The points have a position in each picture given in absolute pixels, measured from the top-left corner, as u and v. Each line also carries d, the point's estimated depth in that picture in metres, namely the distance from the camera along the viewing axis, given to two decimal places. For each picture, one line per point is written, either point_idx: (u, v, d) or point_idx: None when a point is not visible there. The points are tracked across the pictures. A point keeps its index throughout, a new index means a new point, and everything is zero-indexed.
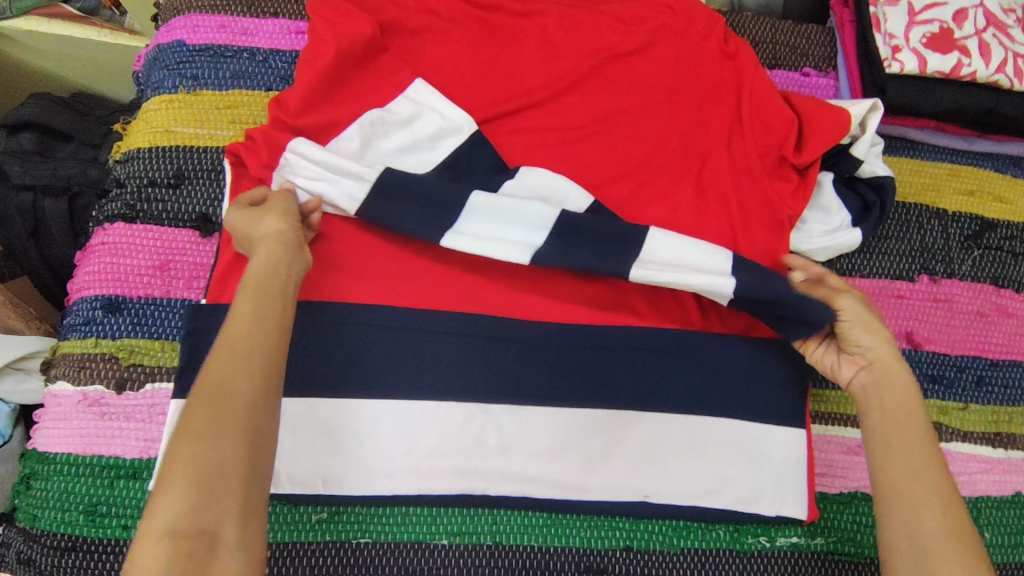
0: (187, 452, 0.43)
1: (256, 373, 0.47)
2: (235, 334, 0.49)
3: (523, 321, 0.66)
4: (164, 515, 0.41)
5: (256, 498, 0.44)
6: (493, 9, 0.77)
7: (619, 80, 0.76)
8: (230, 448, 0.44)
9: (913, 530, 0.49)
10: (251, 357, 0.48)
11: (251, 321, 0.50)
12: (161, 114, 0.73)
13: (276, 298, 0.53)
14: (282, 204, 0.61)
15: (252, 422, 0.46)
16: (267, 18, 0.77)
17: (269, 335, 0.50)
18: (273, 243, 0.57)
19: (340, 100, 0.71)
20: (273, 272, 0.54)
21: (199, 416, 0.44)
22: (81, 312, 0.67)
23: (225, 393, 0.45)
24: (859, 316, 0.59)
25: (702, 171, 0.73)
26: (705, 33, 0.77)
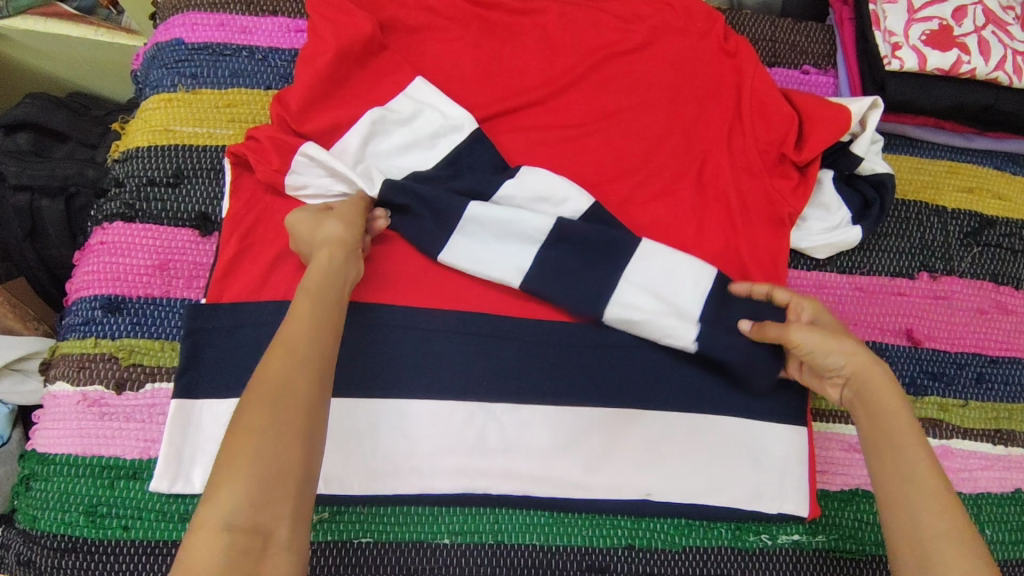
0: (250, 447, 0.44)
1: (312, 378, 0.49)
2: (293, 335, 0.51)
3: (524, 320, 0.67)
4: (220, 512, 0.42)
5: (309, 496, 0.46)
6: (493, 7, 0.77)
7: (618, 78, 0.76)
8: (291, 445, 0.45)
9: (915, 529, 0.48)
10: (306, 358, 0.50)
11: (309, 323, 0.52)
12: (160, 113, 0.72)
13: (330, 304, 0.54)
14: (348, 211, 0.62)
15: (311, 424, 0.47)
16: (266, 16, 0.77)
17: (320, 337, 0.52)
18: (340, 247, 0.59)
19: (341, 99, 0.71)
20: (331, 281, 0.56)
21: (260, 411, 0.46)
22: (81, 312, 0.66)
23: (283, 393, 0.47)
24: (816, 345, 0.57)
25: (702, 169, 0.73)
26: (705, 30, 0.77)
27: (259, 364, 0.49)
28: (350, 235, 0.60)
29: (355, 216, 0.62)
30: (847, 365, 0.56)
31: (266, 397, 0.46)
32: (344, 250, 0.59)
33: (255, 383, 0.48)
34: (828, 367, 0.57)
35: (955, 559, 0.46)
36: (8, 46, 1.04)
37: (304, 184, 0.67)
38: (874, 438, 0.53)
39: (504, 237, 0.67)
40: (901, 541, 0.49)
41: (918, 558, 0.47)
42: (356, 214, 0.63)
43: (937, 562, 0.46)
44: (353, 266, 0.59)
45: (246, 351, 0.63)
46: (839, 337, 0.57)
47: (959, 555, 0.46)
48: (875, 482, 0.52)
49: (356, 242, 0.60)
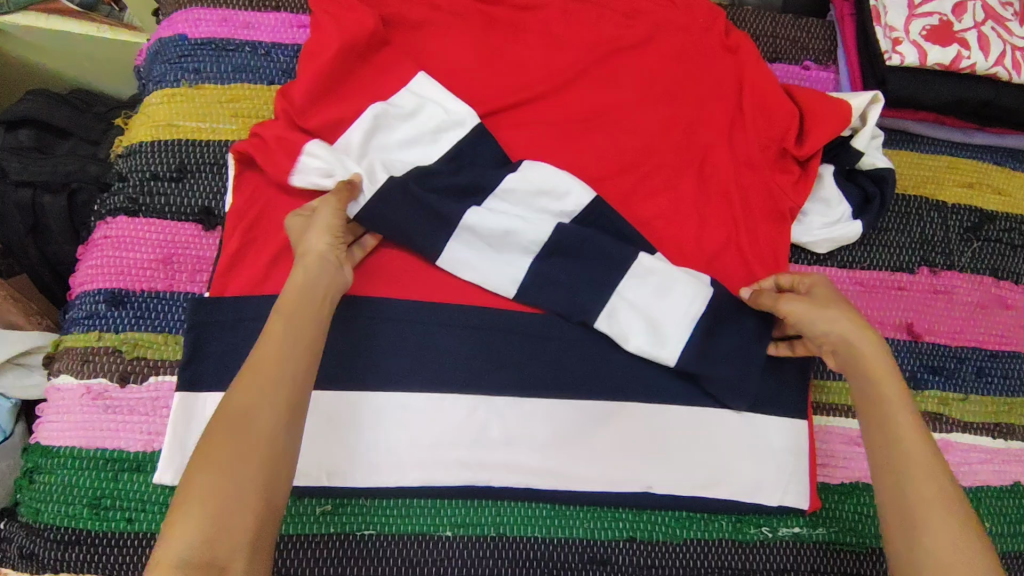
0: (209, 478, 0.46)
1: (282, 403, 0.51)
2: (264, 360, 0.52)
3: (525, 314, 0.67)
4: (177, 549, 0.44)
5: (267, 531, 0.47)
6: (495, 3, 0.78)
7: (619, 74, 0.77)
8: (251, 474, 0.47)
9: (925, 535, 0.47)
10: (277, 385, 0.51)
11: (282, 346, 0.53)
12: (163, 108, 0.72)
13: (305, 324, 0.55)
14: (330, 218, 0.62)
15: (276, 447, 0.49)
16: (269, 11, 0.77)
17: (296, 360, 0.53)
18: (313, 257, 0.59)
19: (344, 95, 0.72)
20: (307, 296, 0.57)
21: (222, 443, 0.48)
22: (85, 307, 0.67)
23: (247, 425, 0.49)
24: (805, 312, 0.57)
25: (704, 164, 0.73)
26: (706, 27, 0.78)
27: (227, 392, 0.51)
28: (327, 247, 0.60)
29: (335, 222, 0.61)
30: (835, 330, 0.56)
31: (229, 429, 0.49)
32: (318, 265, 0.59)
33: (220, 413, 0.50)
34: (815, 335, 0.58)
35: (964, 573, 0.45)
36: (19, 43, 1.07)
37: (310, 181, 0.67)
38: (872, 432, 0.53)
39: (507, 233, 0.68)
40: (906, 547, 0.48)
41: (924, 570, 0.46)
42: (334, 214, 0.62)
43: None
44: (333, 278, 0.60)
45: (248, 344, 0.63)
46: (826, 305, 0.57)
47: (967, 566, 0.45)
48: (872, 469, 0.52)
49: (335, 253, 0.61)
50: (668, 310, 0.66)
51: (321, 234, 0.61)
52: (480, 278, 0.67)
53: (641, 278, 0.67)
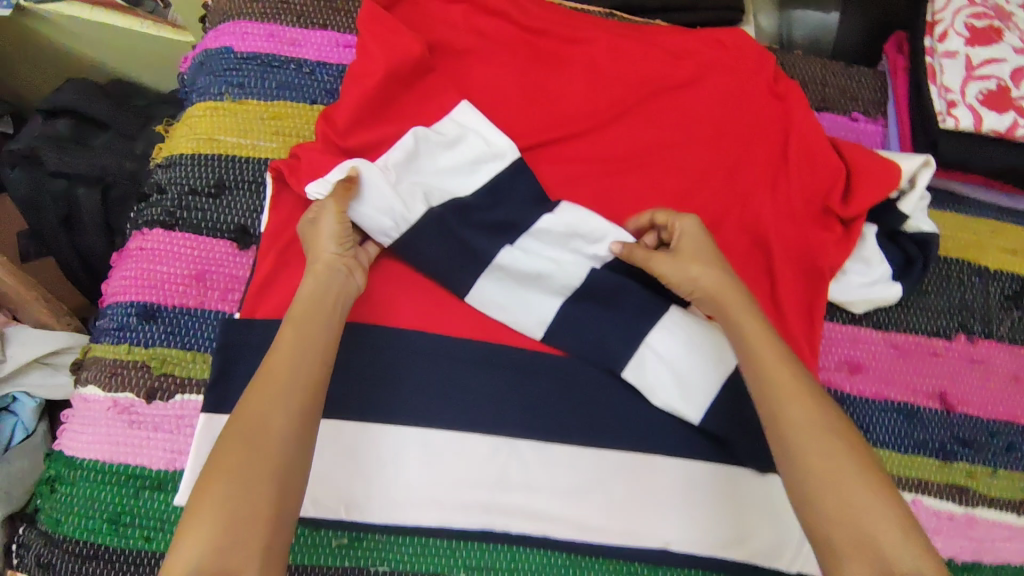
0: (222, 486, 0.48)
1: (294, 409, 0.53)
2: (275, 365, 0.54)
3: (553, 358, 0.67)
4: (192, 554, 0.46)
5: (280, 534, 0.49)
6: (543, 35, 0.77)
7: (664, 114, 0.75)
8: (261, 482, 0.49)
9: (857, 528, 0.49)
10: (287, 390, 0.53)
11: (292, 353, 0.55)
12: (206, 121, 0.72)
13: (315, 330, 0.57)
14: (336, 222, 0.62)
15: (287, 452, 0.51)
16: (315, 29, 0.77)
17: (305, 363, 0.55)
18: (323, 267, 0.61)
19: (386, 122, 0.72)
20: (317, 306, 0.59)
21: (233, 451, 0.50)
22: (117, 318, 0.67)
23: (259, 431, 0.51)
24: (676, 266, 0.64)
25: (744, 212, 0.72)
26: (756, 71, 0.76)
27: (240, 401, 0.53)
28: (337, 256, 0.61)
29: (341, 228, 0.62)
30: (703, 278, 0.62)
31: (241, 436, 0.51)
32: (329, 274, 0.60)
33: (233, 420, 0.52)
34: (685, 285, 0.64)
35: (899, 550, 0.48)
36: (68, 35, 1.09)
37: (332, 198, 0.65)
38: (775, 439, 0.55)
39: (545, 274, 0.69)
40: (846, 555, 0.48)
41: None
42: (338, 221, 0.62)
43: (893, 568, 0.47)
44: (344, 288, 0.61)
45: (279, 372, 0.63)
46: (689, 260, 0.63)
47: (900, 541, 0.48)
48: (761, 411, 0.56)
49: (344, 260, 0.62)
50: (691, 370, 0.66)
51: (327, 239, 0.62)
52: (510, 318, 0.68)
53: (668, 334, 0.67)
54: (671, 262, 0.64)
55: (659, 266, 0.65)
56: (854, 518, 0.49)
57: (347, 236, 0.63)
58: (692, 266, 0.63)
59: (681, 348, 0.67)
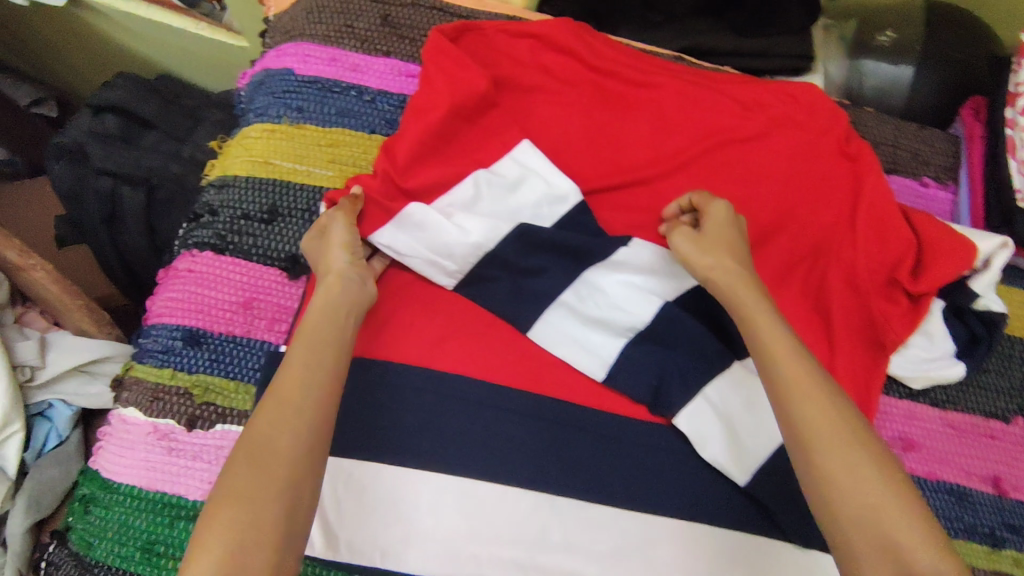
0: (230, 507, 0.46)
1: (307, 429, 0.51)
2: (286, 381, 0.53)
3: (601, 414, 0.66)
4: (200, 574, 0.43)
5: (289, 555, 0.46)
6: (610, 75, 0.76)
7: (731, 166, 0.74)
8: (273, 504, 0.47)
9: (879, 532, 0.45)
10: (299, 405, 0.51)
11: (302, 368, 0.54)
12: (262, 144, 0.71)
13: (329, 345, 0.56)
14: (344, 232, 0.64)
15: (299, 473, 0.49)
16: (379, 56, 0.75)
17: (317, 379, 0.54)
18: (337, 276, 0.62)
19: (450, 154, 0.72)
20: (330, 319, 0.58)
21: (244, 470, 0.48)
22: (161, 340, 0.66)
23: (269, 450, 0.49)
24: (694, 247, 0.63)
25: (809, 273, 0.70)
26: (827, 128, 0.75)
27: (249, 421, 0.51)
28: (348, 265, 0.63)
29: (349, 237, 0.64)
30: (716, 266, 0.61)
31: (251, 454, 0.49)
32: (342, 284, 0.61)
33: (242, 440, 0.50)
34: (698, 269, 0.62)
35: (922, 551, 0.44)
36: (129, 33, 1.10)
37: (393, 240, 0.67)
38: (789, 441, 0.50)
39: (599, 326, 0.68)
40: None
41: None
42: (347, 230, 0.64)
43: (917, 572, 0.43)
44: (358, 295, 0.62)
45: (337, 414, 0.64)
46: (709, 247, 0.62)
47: (923, 544, 0.44)
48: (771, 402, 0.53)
49: (355, 269, 0.63)
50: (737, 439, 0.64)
51: (337, 251, 0.63)
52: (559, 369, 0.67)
53: (717, 399, 0.66)
54: (691, 247, 0.63)
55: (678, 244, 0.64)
56: (876, 522, 0.45)
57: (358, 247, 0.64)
58: (710, 253, 0.62)
59: (729, 416, 0.65)
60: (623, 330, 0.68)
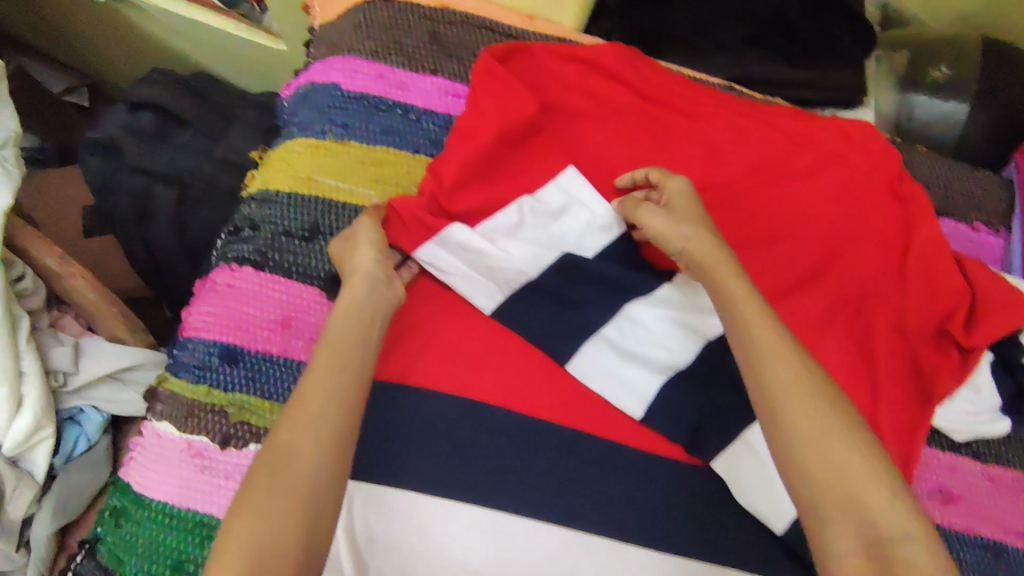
0: (247, 521, 0.46)
1: (328, 441, 0.50)
2: (308, 390, 0.52)
3: (638, 451, 0.65)
4: None
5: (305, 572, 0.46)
6: (658, 103, 0.75)
7: (780, 202, 0.72)
8: (289, 518, 0.46)
9: (847, 494, 0.46)
10: (319, 415, 0.51)
11: (325, 375, 0.53)
12: (306, 159, 0.71)
13: (353, 351, 0.55)
14: (373, 232, 0.64)
15: (317, 487, 0.48)
16: (426, 74, 0.75)
17: (340, 387, 0.53)
18: (362, 275, 0.60)
19: (494, 179, 0.71)
20: (354, 322, 0.57)
21: (261, 483, 0.47)
22: (196, 355, 0.66)
23: (288, 463, 0.48)
24: (665, 223, 0.61)
25: (857, 317, 0.68)
26: (878, 167, 0.73)
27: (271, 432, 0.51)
28: (376, 263, 0.61)
29: (379, 239, 0.63)
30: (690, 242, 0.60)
31: (269, 468, 0.48)
32: (369, 283, 0.60)
33: (263, 452, 0.50)
34: (671, 246, 0.61)
35: (887, 512, 0.45)
36: (169, 30, 1.10)
37: (437, 258, 0.67)
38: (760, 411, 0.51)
39: (638, 362, 0.67)
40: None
41: (874, 561, 0.44)
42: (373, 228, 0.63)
43: (883, 534, 0.44)
44: (385, 295, 0.60)
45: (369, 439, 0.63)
46: (678, 220, 0.61)
47: (889, 505, 0.45)
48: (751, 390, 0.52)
49: (383, 267, 0.61)
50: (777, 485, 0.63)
51: (365, 252, 0.62)
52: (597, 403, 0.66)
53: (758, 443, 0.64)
54: (662, 221, 0.62)
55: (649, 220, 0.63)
56: (846, 485, 0.46)
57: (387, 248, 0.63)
58: (682, 225, 0.60)
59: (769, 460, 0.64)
60: (660, 369, 0.67)
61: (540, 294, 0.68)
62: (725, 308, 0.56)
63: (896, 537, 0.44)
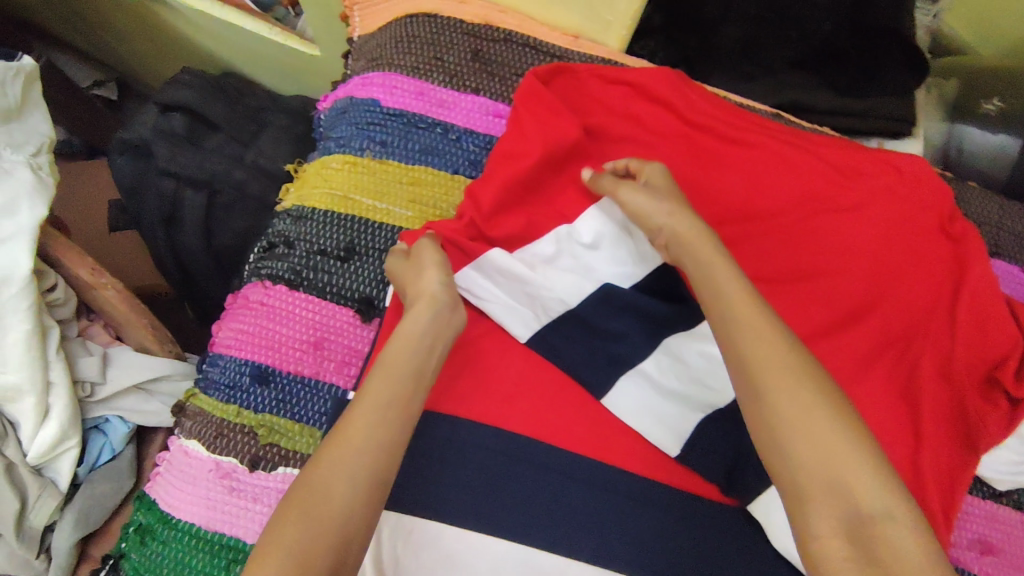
0: (276, 559, 0.44)
1: (365, 479, 0.49)
2: (353, 424, 0.51)
3: (672, 489, 0.64)
4: None
5: None
6: (704, 129, 0.73)
7: (826, 236, 0.69)
8: (318, 560, 0.45)
9: (831, 474, 0.45)
10: (362, 451, 0.49)
11: (373, 409, 0.51)
12: (342, 177, 0.70)
13: (404, 386, 0.54)
14: (434, 257, 0.62)
15: (348, 527, 0.47)
16: (467, 93, 0.74)
17: (387, 424, 0.51)
18: (426, 300, 0.59)
19: (530, 203, 0.71)
20: (411, 354, 0.55)
21: (295, 519, 0.46)
22: (228, 373, 0.65)
23: (324, 500, 0.47)
24: (642, 202, 0.63)
25: (902, 357, 0.66)
26: (929, 203, 0.71)
27: (312, 463, 0.49)
28: (440, 289, 0.60)
29: (441, 263, 0.62)
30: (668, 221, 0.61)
31: (304, 503, 0.47)
32: (432, 311, 0.58)
33: (300, 484, 0.48)
34: (650, 225, 0.63)
35: (872, 495, 0.44)
36: (201, 31, 1.09)
37: (474, 283, 0.67)
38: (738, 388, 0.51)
39: (676, 398, 0.66)
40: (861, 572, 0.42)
41: (858, 546, 0.43)
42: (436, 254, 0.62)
43: (866, 516, 0.44)
44: (447, 323, 0.59)
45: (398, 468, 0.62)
46: (656, 199, 0.63)
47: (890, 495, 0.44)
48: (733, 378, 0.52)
49: (447, 294, 0.60)
50: None
51: (430, 275, 0.61)
52: (630, 438, 0.65)
53: None
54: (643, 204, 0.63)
55: (626, 198, 0.64)
56: (834, 468, 0.45)
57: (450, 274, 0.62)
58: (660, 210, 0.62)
59: None
60: (697, 407, 0.65)
61: (577, 323, 0.68)
62: (708, 289, 0.56)
63: (881, 520, 0.43)
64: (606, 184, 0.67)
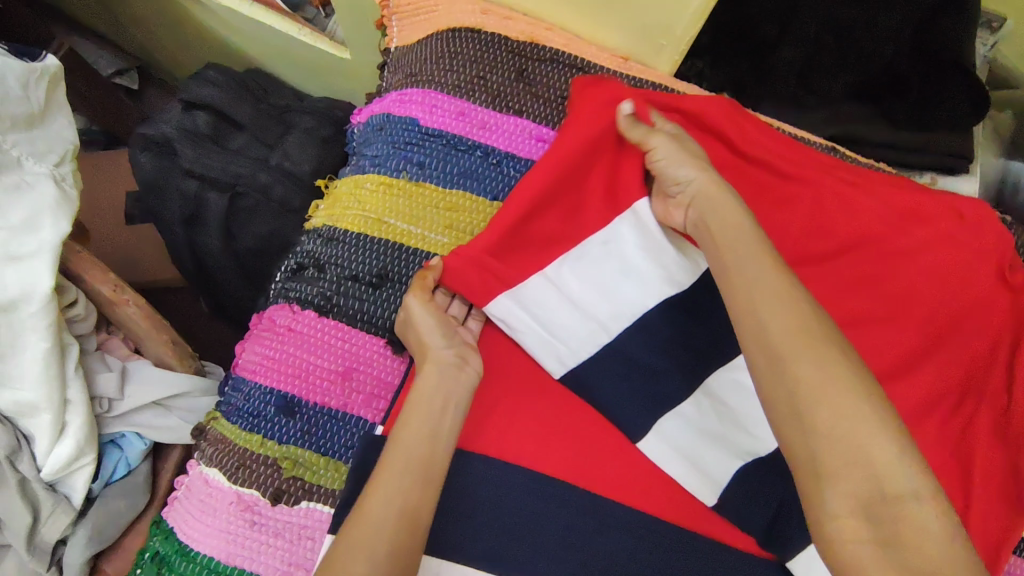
0: None
1: (388, 563, 0.47)
2: (367, 505, 0.50)
3: (707, 538, 0.61)
4: None
5: None
6: (755, 162, 0.70)
7: (880, 282, 0.67)
8: None
9: (861, 465, 0.41)
10: (378, 532, 0.48)
11: (385, 486, 0.50)
12: (378, 199, 0.68)
13: (417, 459, 0.52)
14: (438, 314, 0.61)
15: None
16: (509, 115, 0.71)
17: (403, 501, 0.50)
18: (431, 364, 0.58)
19: (571, 205, 0.68)
20: (421, 421, 0.55)
21: None
22: (253, 400, 0.63)
23: None
24: (671, 153, 0.61)
25: (959, 413, 0.64)
26: (988, 249, 0.67)
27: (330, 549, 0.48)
28: (445, 350, 0.59)
29: (440, 319, 0.61)
30: (697, 175, 0.59)
31: None
32: (439, 373, 0.58)
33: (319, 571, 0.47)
34: (678, 179, 0.60)
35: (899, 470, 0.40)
36: (231, 29, 1.06)
37: (507, 311, 0.64)
38: (761, 378, 0.46)
39: (719, 443, 0.63)
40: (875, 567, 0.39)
41: (876, 522, 0.40)
42: (434, 312, 0.61)
43: (889, 492, 0.40)
44: (456, 384, 0.58)
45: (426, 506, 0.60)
46: (687, 154, 0.61)
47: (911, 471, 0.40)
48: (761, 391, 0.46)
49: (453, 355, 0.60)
50: None
51: (431, 333, 0.60)
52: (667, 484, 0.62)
53: None
54: (672, 153, 0.61)
55: (657, 144, 0.63)
56: (865, 471, 0.41)
57: (450, 329, 0.61)
58: (687, 164, 0.60)
59: None
60: (739, 453, 0.63)
61: (617, 360, 0.64)
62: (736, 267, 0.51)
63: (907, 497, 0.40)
64: (636, 132, 0.64)
